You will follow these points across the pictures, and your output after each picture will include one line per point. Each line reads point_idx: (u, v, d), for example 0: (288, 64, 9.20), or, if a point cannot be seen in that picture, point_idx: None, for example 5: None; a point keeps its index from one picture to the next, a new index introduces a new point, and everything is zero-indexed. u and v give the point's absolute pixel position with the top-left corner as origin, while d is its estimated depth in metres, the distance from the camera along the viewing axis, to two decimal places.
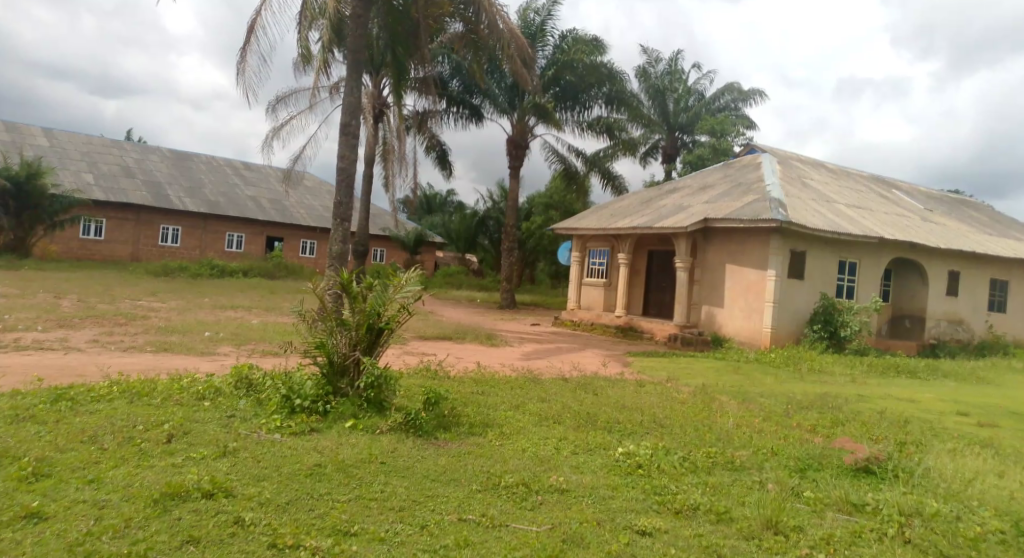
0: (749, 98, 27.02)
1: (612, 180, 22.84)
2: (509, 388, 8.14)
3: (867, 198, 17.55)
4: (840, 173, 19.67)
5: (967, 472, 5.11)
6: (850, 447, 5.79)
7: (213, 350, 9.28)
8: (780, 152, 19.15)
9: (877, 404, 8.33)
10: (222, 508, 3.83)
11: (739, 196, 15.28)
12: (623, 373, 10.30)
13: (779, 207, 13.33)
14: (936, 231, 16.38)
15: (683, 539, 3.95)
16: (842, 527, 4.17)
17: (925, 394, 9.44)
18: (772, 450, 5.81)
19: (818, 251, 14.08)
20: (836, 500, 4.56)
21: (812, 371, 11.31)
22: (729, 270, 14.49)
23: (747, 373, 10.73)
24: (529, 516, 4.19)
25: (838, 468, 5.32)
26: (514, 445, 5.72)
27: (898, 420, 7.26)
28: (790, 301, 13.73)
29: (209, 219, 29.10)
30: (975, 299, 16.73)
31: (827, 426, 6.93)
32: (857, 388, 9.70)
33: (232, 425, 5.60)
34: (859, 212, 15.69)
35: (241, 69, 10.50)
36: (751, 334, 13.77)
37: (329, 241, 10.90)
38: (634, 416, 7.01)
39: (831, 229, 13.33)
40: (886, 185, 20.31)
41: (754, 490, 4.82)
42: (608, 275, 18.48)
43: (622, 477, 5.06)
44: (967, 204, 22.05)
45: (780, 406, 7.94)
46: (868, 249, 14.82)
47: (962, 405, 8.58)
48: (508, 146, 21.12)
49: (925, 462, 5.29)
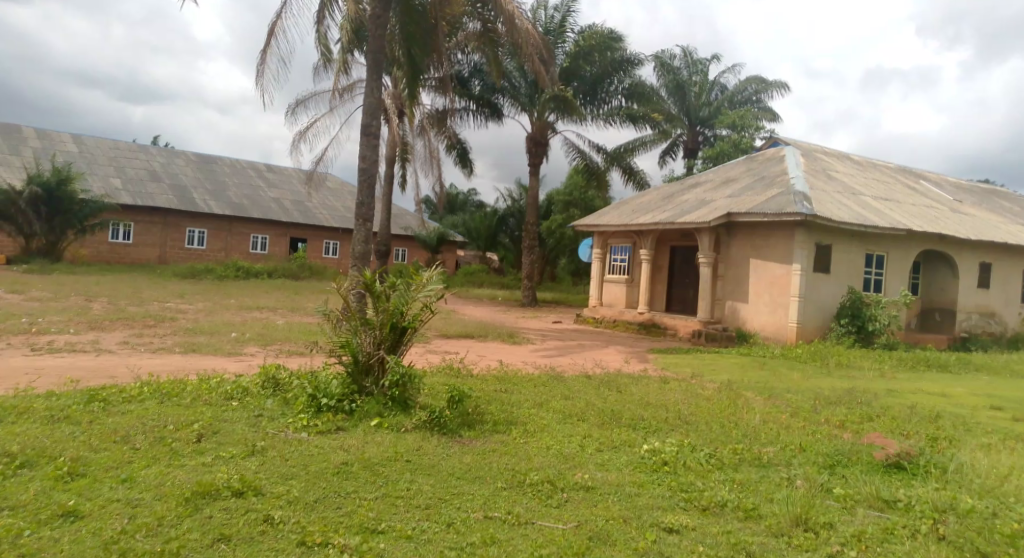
0: (771, 89, 26.65)
1: (633, 174, 22.72)
2: (531, 386, 8.12)
3: (894, 189, 17.25)
4: (866, 165, 19.36)
5: (1002, 467, 5.00)
6: (881, 443, 5.69)
7: (239, 350, 9.41)
8: (803, 145, 18.90)
9: (907, 399, 8.18)
10: (251, 506, 3.89)
11: (763, 190, 15.10)
12: (646, 370, 10.25)
13: (804, 201, 13.14)
14: (966, 221, 16.04)
15: (711, 536, 3.92)
16: (874, 524, 4.09)
17: (958, 389, 9.24)
18: (800, 446, 5.72)
19: (845, 244, 13.87)
20: (867, 496, 4.48)
21: (840, 366, 11.14)
22: (753, 265, 14.32)
23: (773, 369, 10.58)
24: (555, 514, 4.18)
25: (869, 464, 5.24)
26: (539, 443, 5.72)
27: (930, 415, 7.12)
28: (816, 295, 13.55)
29: (233, 222, 29.51)
30: (1008, 291, 16.35)
31: (857, 422, 6.81)
32: (886, 383, 9.53)
33: (259, 424, 5.67)
34: (886, 204, 15.43)
35: (263, 72, 10.64)
36: (777, 329, 13.61)
37: (352, 241, 10.99)
38: (659, 413, 6.97)
39: (857, 222, 13.12)
40: (913, 176, 19.94)
41: (782, 487, 4.76)
42: (630, 272, 18.37)
43: (648, 474, 5.03)
44: (997, 194, 21.56)
45: (807, 402, 7.84)
46: (896, 241, 14.57)
47: (996, 400, 8.36)
48: (529, 143, 21.12)
49: (958, 458, 5.18)
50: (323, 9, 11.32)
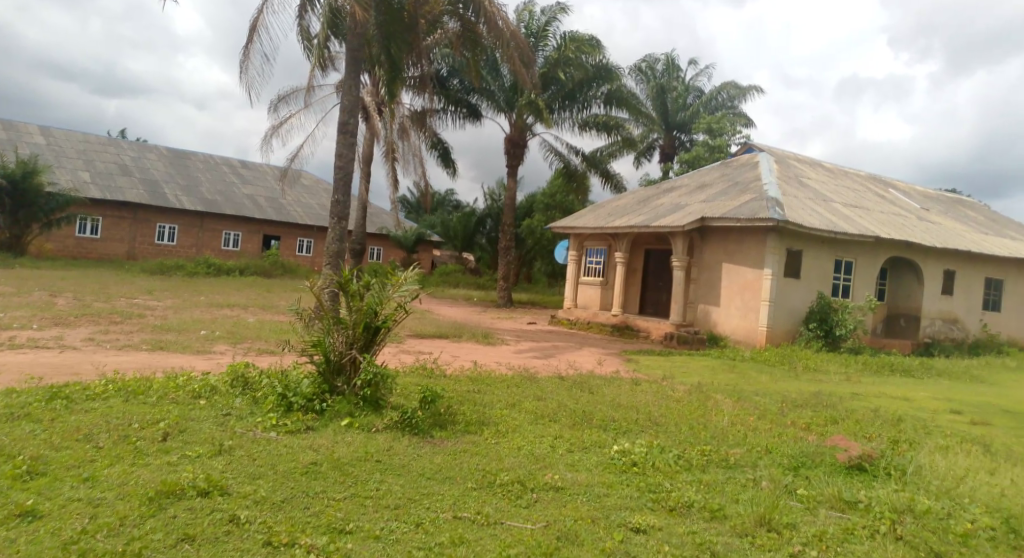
0: (745, 95, 27.05)
1: (611, 178, 22.91)
2: (504, 387, 8.14)
3: (863, 197, 17.58)
4: (837, 172, 19.73)
5: (959, 469, 5.12)
6: (843, 445, 5.80)
7: (208, 348, 9.27)
8: (776, 151, 19.19)
9: (870, 403, 8.36)
10: (217, 507, 3.84)
11: (737, 195, 15.27)
12: (619, 371, 10.35)
13: (776, 206, 13.37)
14: (932, 230, 16.40)
15: (677, 536, 3.97)
16: (835, 524, 4.18)
17: (919, 393, 9.46)
18: (766, 448, 5.82)
19: (815, 250, 14.13)
20: (829, 497, 4.57)
21: (807, 369, 11.34)
22: (726, 269, 14.51)
23: (743, 372, 10.73)
24: (524, 514, 4.21)
25: (831, 466, 5.34)
26: (510, 444, 5.74)
27: (892, 418, 7.28)
28: (786, 300, 13.77)
29: (205, 218, 29.09)
30: (971, 298, 16.71)
31: (821, 424, 6.94)
32: (850, 387, 9.73)
33: (226, 423, 5.60)
34: (855, 211, 15.74)
35: (245, 69, 10.51)
36: (747, 332, 13.80)
37: (326, 240, 10.93)
38: (630, 414, 7.03)
39: (828, 228, 13.38)
40: (883, 184, 20.32)
41: (748, 488, 4.84)
42: (605, 274, 18.48)
43: (617, 475, 5.08)
44: (962, 204, 22.05)
45: (775, 404, 7.96)
46: (865, 248, 14.86)
47: (955, 404, 8.59)
48: (507, 145, 21.19)
49: (917, 460, 5.29)
50: (306, 4, 11.23)
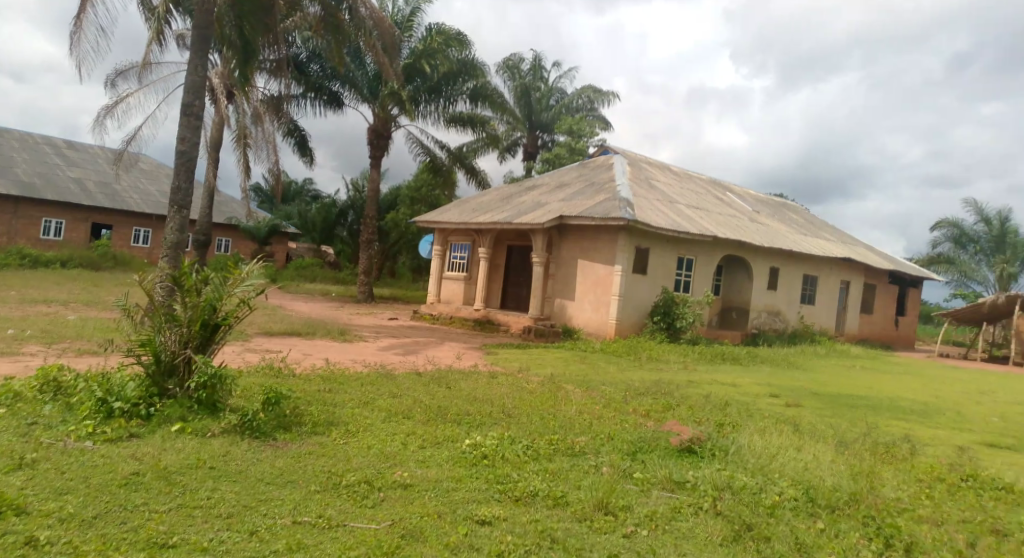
0: (604, 99, 28.20)
1: (475, 173, 23.03)
2: (358, 385, 7.93)
3: (704, 199, 18.97)
4: (682, 176, 21.13)
5: (773, 448, 5.66)
6: (677, 430, 6.21)
7: (16, 350, 8.23)
8: (629, 154, 20.22)
9: (703, 389, 9.06)
10: (10, 529, 3.41)
11: (593, 194, 15.93)
12: (476, 365, 10.44)
13: (627, 206, 14.09)
14: (761, 231, 18.01)
15: (520, 525, 4.06)
16: (665, 504, 4.46)
17: (745, 379, 10.39)
18: (608, 435, 6.11)
19: (660, 248, 15.06)
20: (661, 479, 4.87)
21: (651, 360, 12.07)
22: (580, 265, 15.10)
23: (592, 363, 11.23)
24: (369, 514, 4.11)
25: (665, 449, 5.70)
26: (359, 443, 5.59)
27: (720, 403, 7.93)
28: (633, 294, 14.58)
29: (20, 203, 25.85)
30: (791, 293, 18.53)
31: (660, 411, 7.40)
32: (687, 375, 10.49)
33: (31, 434, 5.00)
34: (697, 212, 16.95)
35: (74, 41, 9.42)
36: (598, 325, 14.46)
37: (163, 230, 10.08)
38: (484, 408, 7.11)
39: (672, 228, 14.30)
40: (721, 188, 22.04)
41: (590, 474, 5.06)
42: (469, 269, 18.58)
43: (467, 468, 5.11)
44: (787, 208, 24.41)
45: (620, 393, 8.39)
46: (704, 246, 16.04)
47: (775, 388, 9.53)
48: (371, 136, 20.67)
49: (738, 441, 5.78)
50: None
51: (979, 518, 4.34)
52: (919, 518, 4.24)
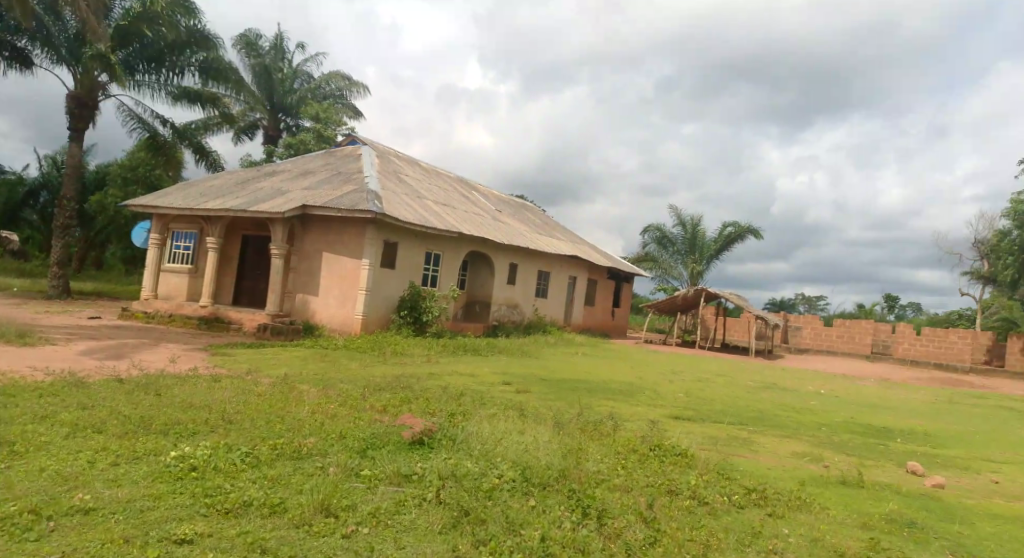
0: (353, 89, 27.44)
1: (206, 155, 20.91)
2: (36, 397, 6.61)
3: (450, 196, 19.46)
4: (429, 172, 21.43)
5: (499, 433, 5.90)
6: (409, 423, 6.18)
7: None
8: (378, 146, 19.95)
9: (442, 380, 9.26)
10: None
11: (338, 185, 15.39)
12: (198, 368, 9.41)
13: (375, 199, 13.86)
14: (501, 229, 19.00)
15: (227, 540, 3.67)
16: (389, 499, 4.37)
17: (483, 369, 10.86)
18: (339, 434, 5.86)
19: (408, 242, 15.07)
20: (388, 474, 4.78)
21: (394, 354, 12.01)
22: (325, 258, 14.49)
23: (333, 360, 10.82)
24: (29, 552, 3.40)
25: (396, 444, 5.62)
26: (28, 466, 4.62)
27: (456, 393, 8.15)
28: (380, 289, 14.38)
29: None
30: (527, 287, 19.80)
31: (396, 404, 7.35)
32: (429, 367, 10.64)
33: None
34: (442, 208, 17.32)
35: None
36: (343, 321, 14.03)
37: None
38: (199, 415, 6.39)
39: (419, 222, 14.41)
40: (467, 187, 22.82)
41: (313, 476, 4.78)
42: (195, 262, 16.79)
43: (169, 483, 4.50)
44: (525, 208, 26.12)
45: (357, 389, 8.18)
46: (450, 242, 16.43)
47: (508, 376, 10.10)
48: (71, 103, 17.62)
49: (467, 429, 5.92)
50: None
51: (659, 482, 5.08)
52: (612, 487, 4.81)
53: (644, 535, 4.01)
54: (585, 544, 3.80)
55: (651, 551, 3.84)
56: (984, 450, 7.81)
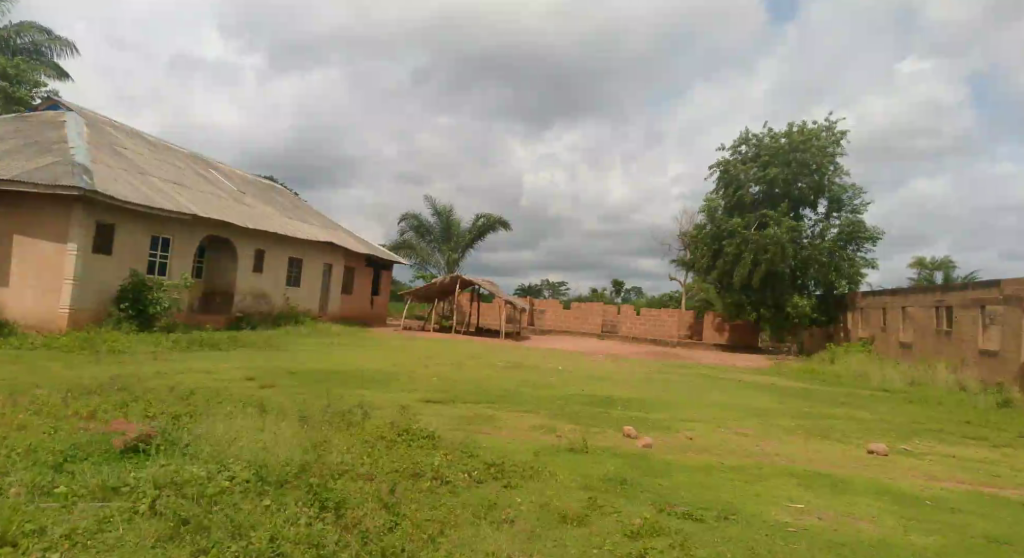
0: (56, 46, 23.45)
1: None
2: None
3: (183, 174, 17.61)
4: (158, 146, 19.16)
5: (233, 432, 5.48)
6: (122, 429, 5.45)
7: None
8: (90, 114, 17.30)
9: (172, 380, 8.35)
10: None
11: (35, 156, 13.05)
12: None
13: (84, 174, 12.09)
14: (245, 212, 17.70)
15: None
16: (90, 517, 3.83)
17: (222, 364, 10.03)
18: (28, 448, 4.97)
19: (128, 225, 13.37)
20: (90, 489, 4.18)
21: (112, 352, 10.55)
22: (15, 243, 12.18)
23: (29, 363, 9.18)
24: None
25: (104, 454, 4.92)
26: None
27: (186, 392, 7.41)
28: (91, 278, 12.57)
29: None
30: (277, 275, 18.69)
31: (108, 409, 6.43)
32: (156, 366, 9.53)
33: None
34: (173, 188, 15.62)
35: None
36: (41, 316, 12.04)
37: None
38: None
39: (141, 202, 12.88)
40: (204, 165, 20.84)
41: None
42: None
43: None
44: (273, 190, 24.64)
45: (58, 396, 7.01)
46: (183, 226, 14.91)
47: (252, 371, 9.46)
48: None
49: (194, 431, 5.40)
50: None
51: (403, 466, 5.13)
52: (355, 477, 4.75)
53: (383, 521, 4.02)
54: (319, 538, 3.70)
55: (387, 536, 3.85)
56: (681, 412, 9.18)
